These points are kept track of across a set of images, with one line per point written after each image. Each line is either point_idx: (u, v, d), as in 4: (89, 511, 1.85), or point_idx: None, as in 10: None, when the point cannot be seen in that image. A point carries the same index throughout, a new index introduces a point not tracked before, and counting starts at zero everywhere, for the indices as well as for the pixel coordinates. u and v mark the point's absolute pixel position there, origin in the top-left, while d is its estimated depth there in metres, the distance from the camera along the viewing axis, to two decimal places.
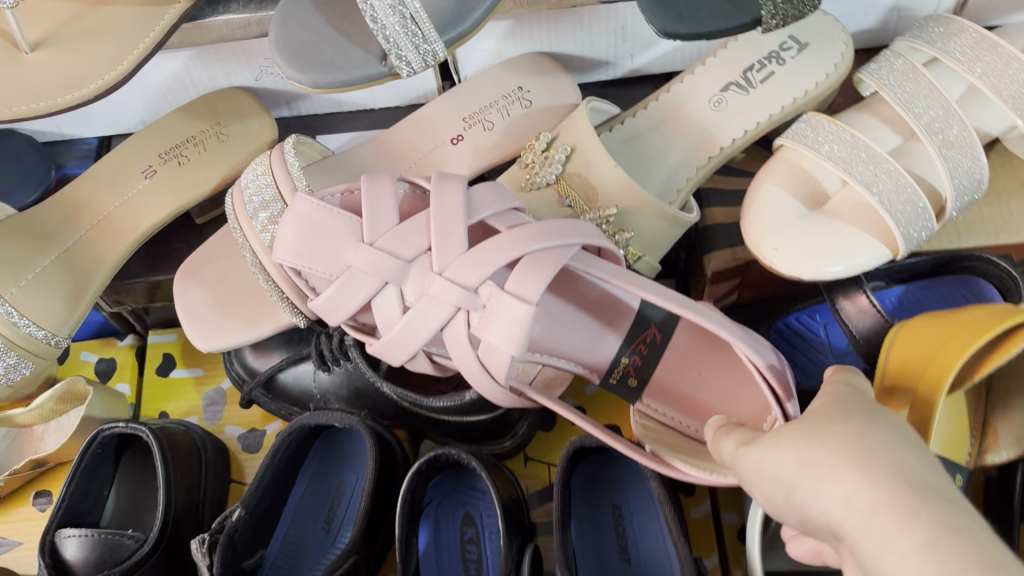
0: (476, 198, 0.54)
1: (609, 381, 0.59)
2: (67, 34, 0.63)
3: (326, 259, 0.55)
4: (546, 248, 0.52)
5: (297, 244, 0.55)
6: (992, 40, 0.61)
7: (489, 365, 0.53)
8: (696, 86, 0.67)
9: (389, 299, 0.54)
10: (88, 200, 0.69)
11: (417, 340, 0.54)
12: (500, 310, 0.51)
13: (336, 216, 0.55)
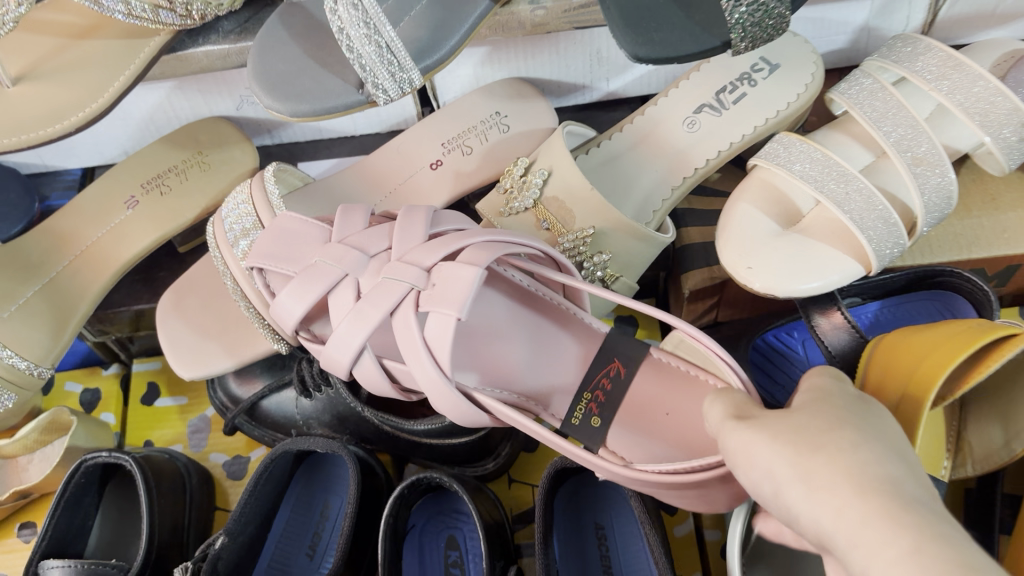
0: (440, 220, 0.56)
1: (572, 421, 0.54)
2: (49, 68, 0.63)
3: (292, 260, 0.56)
4: (494, 239, 0.52)
5: (270, 247, 0.57)
6: (958, 59, 0.62)
7: (433, 346, 0.49)
8: (670, 108, 0.69)
9: (343, 292, 0.53)
10: (71, 231, 0.69)
11: (366, 327, 0.51)
12: (449, 279, 0.50)
13: (310, 226, 0.58)
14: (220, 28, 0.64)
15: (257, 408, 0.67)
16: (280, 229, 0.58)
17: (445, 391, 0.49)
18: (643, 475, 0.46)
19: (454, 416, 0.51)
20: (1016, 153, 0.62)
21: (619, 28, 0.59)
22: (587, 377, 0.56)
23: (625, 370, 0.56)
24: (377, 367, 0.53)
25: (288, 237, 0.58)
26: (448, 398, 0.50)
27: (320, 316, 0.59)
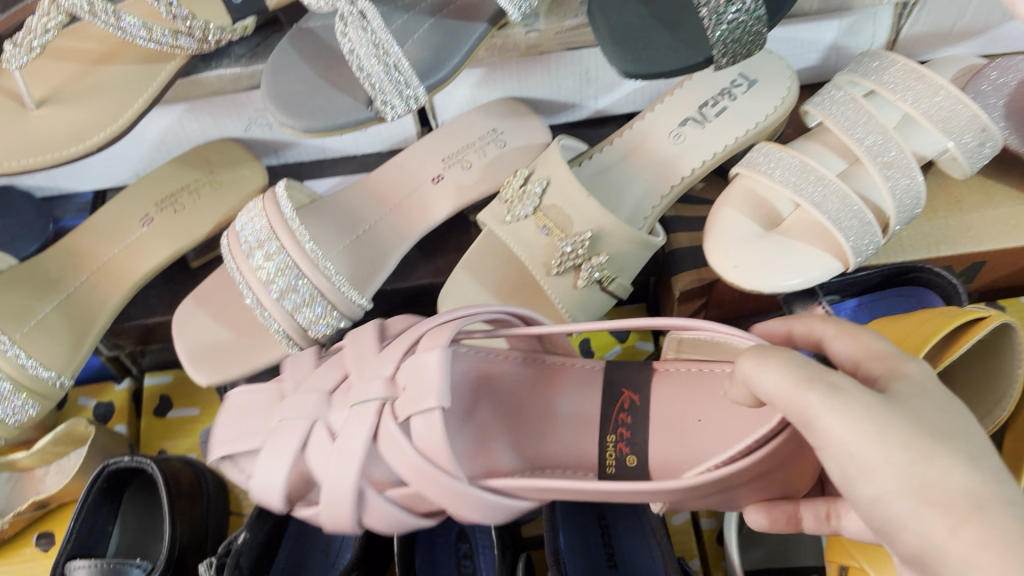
0: (389, 330, 0.58)
1: (607, 470, 0.53)
2: (70, 92, 0.67)
3: (250, 432, 0.57)
4: (442, 323, 0.52)
5: (233, 431, 0.58)
6: (920, 71, 0.67)
7: (432, 448, 0.47)
8: (656, 122, 0.73)
9: (318, 439, 0.52)
10: (87, 248, 0.72)
11: (355, 464, 0.49)
12: (413, 372, 0.49)
13: (263, 388, 0.59)
14: (232, 53, 0.68)
15: None
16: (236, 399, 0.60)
17: (460, 495, 0.46)
18: (724, 475, 0.41)
19: (480, 518, 0.47)
20: (977, 156, 0.67)
21: (609, 47, 0.64)
22: (605, 419, 0.55)
23: (637, 395, 0.55)
24: (383, 501, 0.49)
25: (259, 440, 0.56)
26: (464, 499, 0.46)
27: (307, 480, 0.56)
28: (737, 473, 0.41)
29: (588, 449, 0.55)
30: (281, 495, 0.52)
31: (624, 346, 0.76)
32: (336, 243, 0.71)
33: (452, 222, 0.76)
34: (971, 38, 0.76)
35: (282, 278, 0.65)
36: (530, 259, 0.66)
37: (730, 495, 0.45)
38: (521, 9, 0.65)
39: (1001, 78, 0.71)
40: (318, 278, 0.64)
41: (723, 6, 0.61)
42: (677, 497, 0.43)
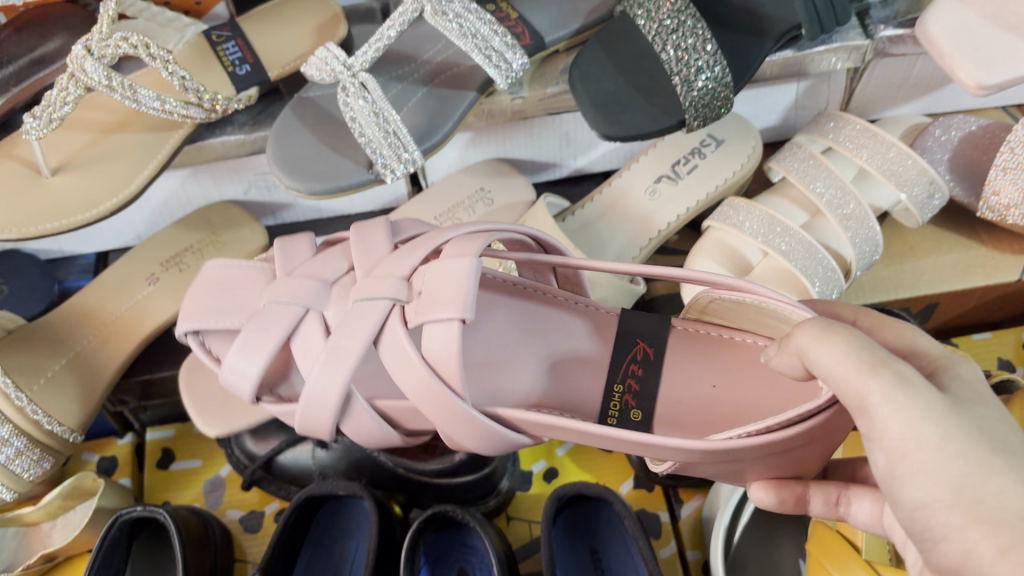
0: (399, 227, 0.58)
1: (609, 418, 0.56)
2: (84, 160, 0.70)
3: (234, 310, 0.58)
4: (468, 234, 0.52)
5: (206, 304, 0.58)
6: (873, 130, 0.74)
7: (440, 366, 0.48)
8: (633, 180, 0.79)
9: (310, 329, 0.53)
10: (94, 307, 0.75)
11: (352, 362, 0.50)
12: (436, 279, 0.49)
13: (245, 268, 0.60)
14: (236, 121, 0.73)
15: (273, 463, 0.72)
16: (216, 280, 0.59)
17: (464, 417, 0.48)
18: (760, 439, 0.43)
19: (471, 443, 0.50)
20: (927, 208, 0.73)
21: (590, 112, 0.69)
22: (616, 366, 0.57)
23: (653, 349, 0.57)
24: (367, 407, 0.52)
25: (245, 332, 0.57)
26: (458, 421, 0.49)
27: (283, 374, 0.58)
28: (769, 441, 0.44)
29: (591, 394, 0.57)
30: (254, 383, 0.53)
31: None
32: None
33: None
34: (916, 99, 0.83)
35: None
36: None
37: (738, 469, 0.48)
38: (507, 79, 0.70)
39: (944, 135, 0.79)
40: None
41: (694, 75, 0.68)
42: (694, 457, 0.45)
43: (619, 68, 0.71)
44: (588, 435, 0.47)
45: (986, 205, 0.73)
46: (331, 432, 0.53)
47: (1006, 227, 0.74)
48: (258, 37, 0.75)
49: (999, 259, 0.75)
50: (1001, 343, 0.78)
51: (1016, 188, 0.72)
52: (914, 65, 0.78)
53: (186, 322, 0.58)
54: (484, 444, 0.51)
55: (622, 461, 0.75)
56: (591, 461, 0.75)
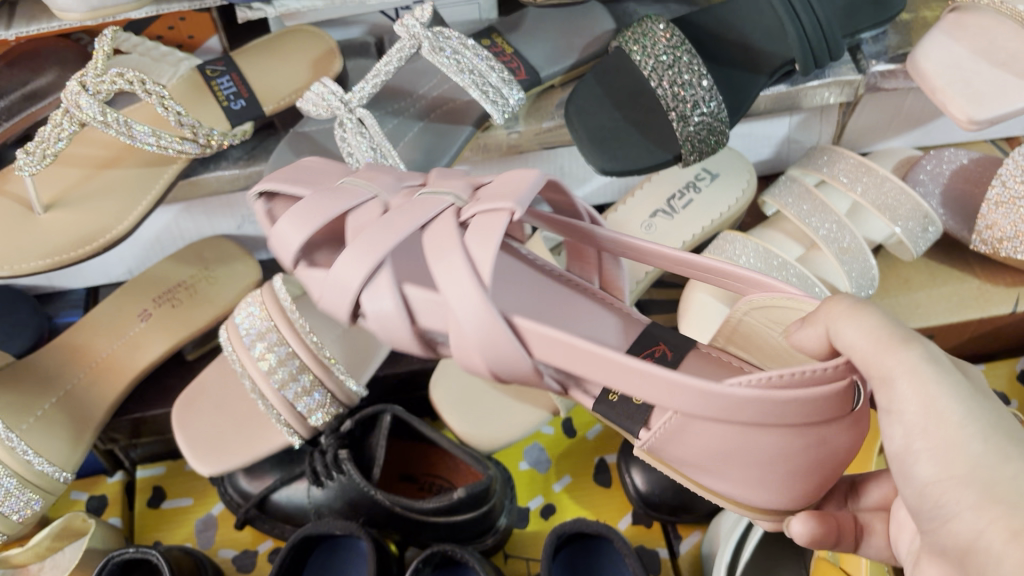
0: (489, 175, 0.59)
1: (608, 396, 0.50)
2: (77, 196, 0.70)
3: (313, 182, 0.56)
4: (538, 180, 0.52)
5: (292, 175, 0.57)
6: (867, 164, 0.74)
7: (479, 265, 0.44)
8: (630, 213, 0.78)
9: (370, 205, 0.51)
10: (84, 344, 0.74)
11: (396, 236, 0.47)
12: (503, 185, 0.48)
13: (332, 166, 0.59)
14: (230, 156, 0.72)
15: (267, 502, 0.71)
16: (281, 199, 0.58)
17: (482, 309, 0.42)
18: (781, 395, 0.40)
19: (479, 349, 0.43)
20: (922, 239, 0.73)
21: (587, 147, 0.69)
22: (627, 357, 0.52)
23: (672, 352, 0.52)
24: (390, 284, 0.47)
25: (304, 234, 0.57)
26: (476, 315, 0.43)
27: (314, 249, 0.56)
28: (782, 402, 0.40)
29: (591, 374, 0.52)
30: (294, 249, 0.51)
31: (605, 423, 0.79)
32: (330, 332, 0.73)
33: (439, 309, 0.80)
34: (907, 132, 0.84)
35: (283, 369, 0.67)
36: None
37: (735, 459, 0.44)
38: (504, 114, 0.70)
39: (936, 167, 0.79)
40: (317, 367, 0.68)
41: (689, 110, 0.69)
42: (708, 411, 0.41)
43: (615, 103, 0.71)
44: (602, 366, 0.41)
45: (979, 237, 0.74)
46: (341, 304, 0.48)
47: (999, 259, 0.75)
48: (252, 72, 0.75)
49: (993, 292, 0.75)
50: (994, 375, 0.78)
51: (1010, 222, 0.72)
52: (906, 98, 0.79)
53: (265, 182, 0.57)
54: (491, 359, 0.44)
55: (622, 497, 0.75)
56: (589, 496, 0.75)
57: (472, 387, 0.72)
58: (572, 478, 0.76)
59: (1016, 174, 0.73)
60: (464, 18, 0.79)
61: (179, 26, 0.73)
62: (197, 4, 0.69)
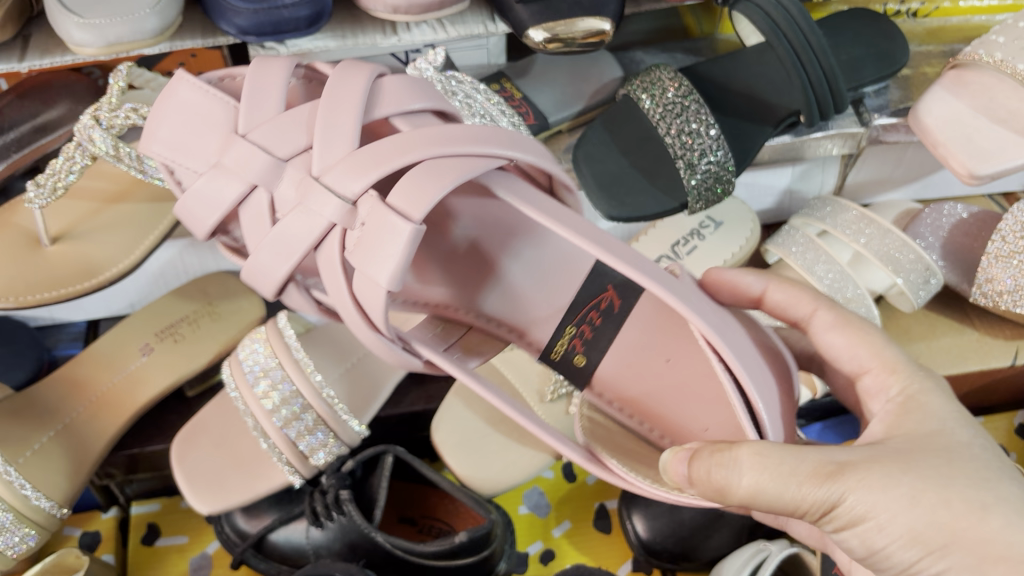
0: (381, 92, 0.51)
1: (552, 356, 0.59)
2: (87, 228, 0.71)
3: (201, 146, 0.56)
4: (443, 157, 0.47)
5: (173, 134, 0.57)
6: (870, 217, 0.75)
7: (365, 303, 0.48)
8: None
9: (258, 202, 0.52)
10: (85, 378, 0.74)
11: (292, 258, 0.51)
12: (379, 227, 0.46)
13: (213, 100, 0.56)
14: None
15: (264, 542, 0.70)
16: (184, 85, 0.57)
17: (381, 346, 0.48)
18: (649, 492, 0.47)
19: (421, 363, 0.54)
20: (923, 289, 0.74)
21: (595, 192, 0.69)
22: (578, 306, 0.56)
23: (618, 303, 0.54)
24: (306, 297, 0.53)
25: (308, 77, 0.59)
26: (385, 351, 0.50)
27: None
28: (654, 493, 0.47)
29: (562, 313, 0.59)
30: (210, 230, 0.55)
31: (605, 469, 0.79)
32: (332, 370, 0.72)
33: None
34: (906, 185, 0.85)
35: (286, 407, 0.67)
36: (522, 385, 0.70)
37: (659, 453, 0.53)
38: None
39: (935, 220, 0.80)
40: (321, 408, 0.67)
41: (697, 158, 0.70)
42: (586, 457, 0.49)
43: (623, 149, 0.72)
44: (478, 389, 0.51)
45: (979, 290, 0.75)
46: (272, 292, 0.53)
47: (999, 313, 0.76)
48: None
49: (992, 345, 0.76)
50: (995, 427, 0.78)
51: (1010, 276, 0.73)
52: (906, 152, 0.80)
53: (158, 145, 0.57)
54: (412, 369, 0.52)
55: (621, 544, 0.74)
56: (586, 541, 0.74)
57: (472, 428, 0.71)
58: (571, 523, 0.75)
59: (1015, 230, 0.74)
60: (474, 62, 0.81)
61: (190, 62, 0.74)
62: (210, 42, 0.70)
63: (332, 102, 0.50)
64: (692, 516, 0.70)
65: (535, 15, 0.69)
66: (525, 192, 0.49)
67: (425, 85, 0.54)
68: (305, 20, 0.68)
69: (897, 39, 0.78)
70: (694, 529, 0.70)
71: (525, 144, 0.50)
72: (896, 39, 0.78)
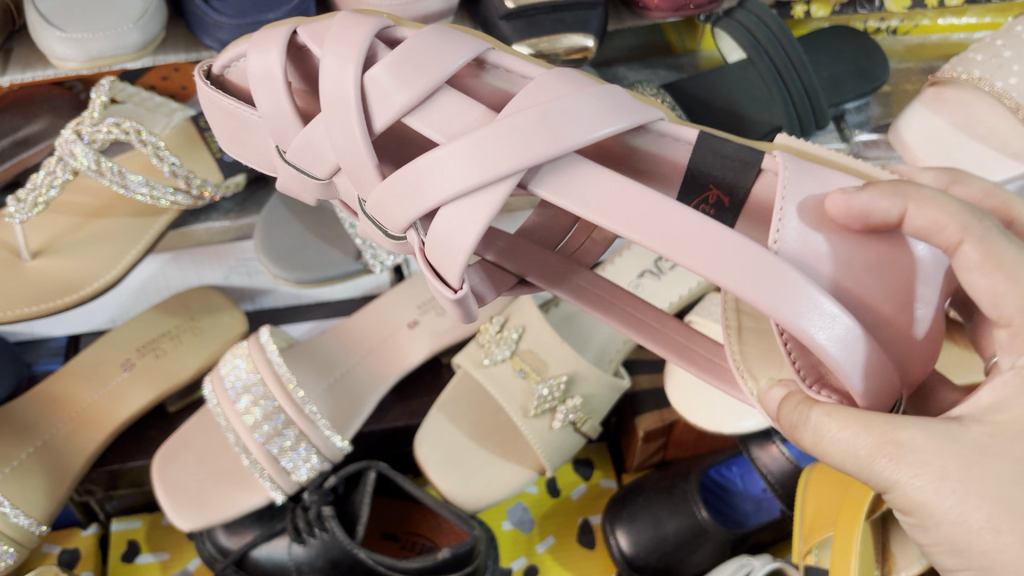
0: (376, 87, 0.39)
1: None
2: (68, 243, 0.71)
3: (256, 145, 0.51)
4: (462, 187, 0.34)
5: (232, 138, 0.52)
6: None
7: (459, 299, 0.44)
8: (616, 275, 0.79)
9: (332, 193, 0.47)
10: (64, 394, 0.73)
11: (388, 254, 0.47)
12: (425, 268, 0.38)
13: (235, 112, 0.49)
14: (221, 208, 0.73)
15: (246, 559, 0.69)
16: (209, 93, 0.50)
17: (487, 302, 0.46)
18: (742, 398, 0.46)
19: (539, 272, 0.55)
20: None
21: None
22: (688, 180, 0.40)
23: (729, 199, 0.39)
24: None
25: (298, 50, 0.47)
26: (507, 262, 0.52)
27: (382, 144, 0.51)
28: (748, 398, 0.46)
29: None
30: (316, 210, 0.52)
31: (589, 484, 0.79)
32: (315, 385, 0.72)
33: (425, 368, 0.78)
34: None
35: (268, 423, 0.67)
36: (506, 401, 0.70)
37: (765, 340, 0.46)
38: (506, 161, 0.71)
39: None
40: (302, 422, 0.67)
41: None
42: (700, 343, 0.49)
43: None
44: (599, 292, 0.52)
45: None
46: None
47: None
48: None
49: None
50: None
51: None
52: None
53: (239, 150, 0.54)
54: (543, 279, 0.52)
55: (605, 559, 0.74)
56: (569, 555, 0.74)
57: (455, 444, 0.71)
58: (555, 539, 0.75)
59: None
60: None
61: (173, 76, 0.73)
62: (193, 56, 0.70)
63: (326, 109, 0.39)
64: (675, 530, 0.70)
65: (518, 31, 0.69)
66: (565, 178, 0.34)
67: (430, 41, 0.39)
68: None
69: (876, 56, 0.79)
70: (677, 544, 0.69)
71: (564, 125, 0.34)
72: (874, 57, 0.79)
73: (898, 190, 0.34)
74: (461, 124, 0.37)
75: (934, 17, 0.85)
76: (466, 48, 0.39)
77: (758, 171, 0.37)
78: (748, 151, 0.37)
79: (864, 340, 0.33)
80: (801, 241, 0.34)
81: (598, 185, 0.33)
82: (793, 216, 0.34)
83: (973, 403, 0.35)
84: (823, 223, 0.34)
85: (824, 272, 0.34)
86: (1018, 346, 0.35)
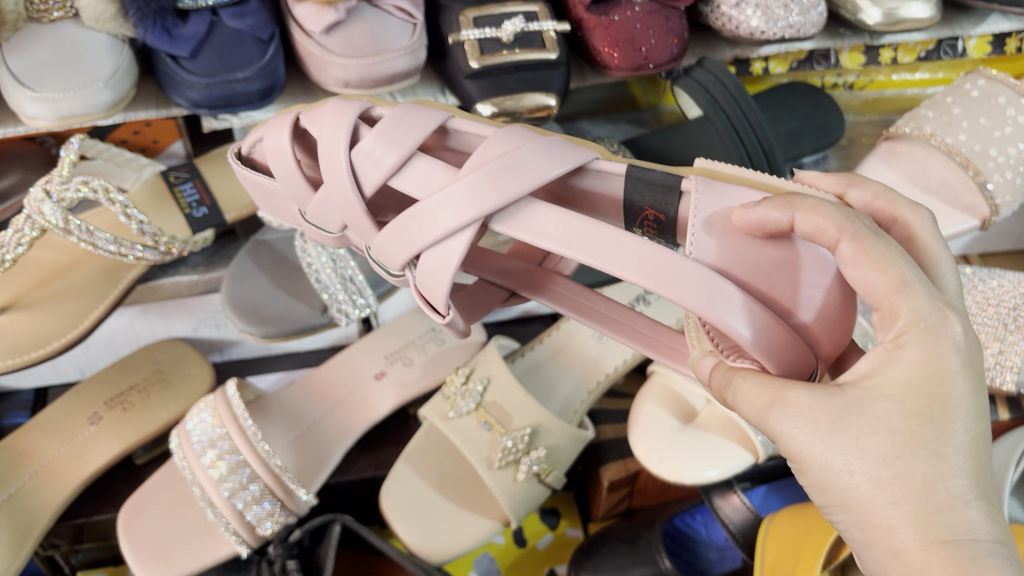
0: (361, 160, 0.43)
1: None
2: (36, 298, 0.71)
3: (283, 209, 0.55)
4: (434, 236, 0.39)
5: (261, 202, 0.57)
6: None
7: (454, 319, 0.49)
8: (580, 325, 0.80)
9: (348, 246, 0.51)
10: (31, 448, 0.73)
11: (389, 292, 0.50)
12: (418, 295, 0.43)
13: (259, 179, 0.54)
14: (189, 261, 0.76)
15: None
16: (244, 177, 0.55)
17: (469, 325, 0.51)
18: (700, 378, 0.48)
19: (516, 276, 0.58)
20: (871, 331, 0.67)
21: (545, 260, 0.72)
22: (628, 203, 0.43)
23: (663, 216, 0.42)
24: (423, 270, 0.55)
25: (300, 132, 0.52)
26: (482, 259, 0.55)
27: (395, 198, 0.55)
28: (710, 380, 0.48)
29: None
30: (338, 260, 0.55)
31: (556, 533, 0.79)
32: (281, 438, 0.73)
33: (392, 418, 0.79)
34: None
35: (233, 477, 0.67)
36: (471, 454, 0.71)
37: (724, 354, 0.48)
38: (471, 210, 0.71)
39: None
40: (268, 477, 0.67)
41: None
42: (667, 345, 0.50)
43: None
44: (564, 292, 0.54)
45: None
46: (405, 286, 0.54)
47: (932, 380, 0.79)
48: (215, 180, 0.76)
49: None
50: None
51: None
52: None
53: (265, 209, 0.58)
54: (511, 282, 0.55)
55: None
56: None
57: (420, 497, 0.72)
58: None
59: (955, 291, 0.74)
60: None
61: (144, 132, 0.75)
62: (163, 113, 0.72)
63: (327, 184, 0.45)
64: None
65: (483, 91, 0.71)
66: (521, 215, 0.39)
67: (407, 114, 0.44)
68: (256, 94, 0.69)
69: (833, 112, 0.81)
70: None
71: (520, 170, 0.38)
72: (831, 112, 0.81)
73: (787, 201, 0.37)
74: (434, 187, 0.41)
75: (887, 74, 0.89)
76: (427, 112, 0.44)
77: (678, 195, 0.41)
78: (669, 176, 0.41)
79: (785, 338, 0.37)
80: (718, 250, 0.39)
81: (550, 220, 0.38)
82: (704, 231, 0.39)
83: (851, 371, 0.35)
84: (730, 242, 0.39)
85: (738, 277, 0.38)
86: (887, 326, 0.34)
